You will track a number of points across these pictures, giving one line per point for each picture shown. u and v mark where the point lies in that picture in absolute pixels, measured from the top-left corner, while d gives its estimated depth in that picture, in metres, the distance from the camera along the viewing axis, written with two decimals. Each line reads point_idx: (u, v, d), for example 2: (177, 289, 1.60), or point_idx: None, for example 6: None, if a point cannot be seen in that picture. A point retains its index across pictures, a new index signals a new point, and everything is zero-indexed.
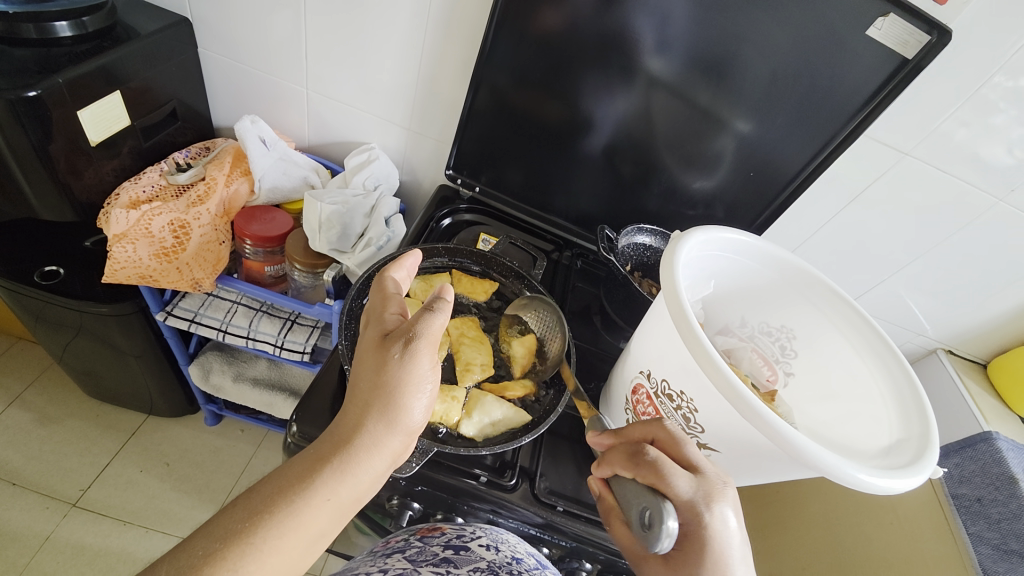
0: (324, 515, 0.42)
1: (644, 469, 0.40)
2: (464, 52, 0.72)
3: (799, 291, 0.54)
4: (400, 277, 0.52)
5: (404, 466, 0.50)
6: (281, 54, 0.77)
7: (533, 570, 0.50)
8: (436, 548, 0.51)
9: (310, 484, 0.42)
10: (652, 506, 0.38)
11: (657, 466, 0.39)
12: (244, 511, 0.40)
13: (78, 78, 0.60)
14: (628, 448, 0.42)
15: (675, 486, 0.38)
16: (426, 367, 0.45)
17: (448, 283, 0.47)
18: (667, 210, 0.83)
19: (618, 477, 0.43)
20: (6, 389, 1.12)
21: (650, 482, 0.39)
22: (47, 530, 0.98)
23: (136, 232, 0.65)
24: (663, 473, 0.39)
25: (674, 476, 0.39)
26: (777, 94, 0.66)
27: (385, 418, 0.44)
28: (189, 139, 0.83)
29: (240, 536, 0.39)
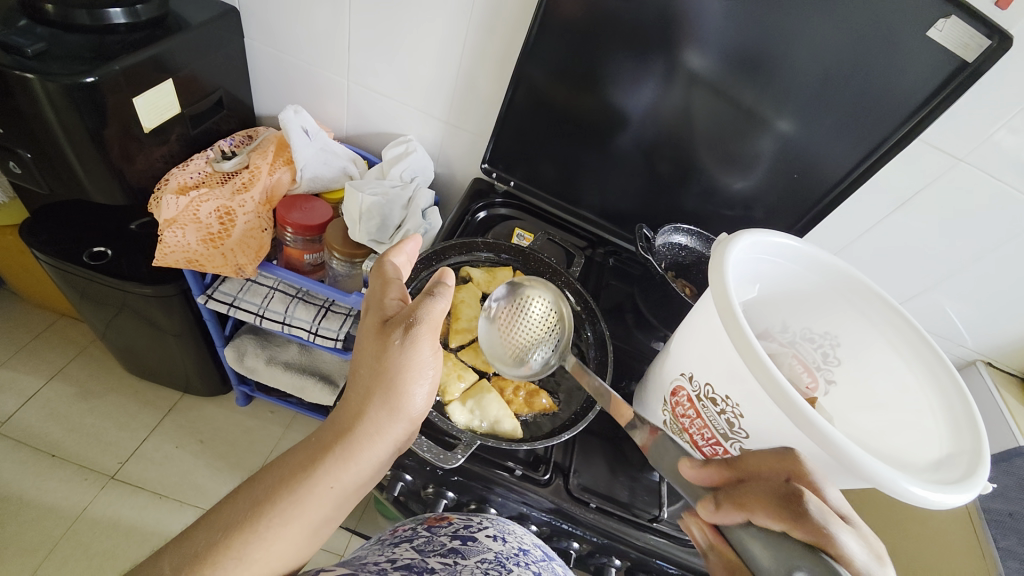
0: (326, 500, 0.45)
1: (798, 522, 0.35)
2: (506, 45, 0.72)
3: (847, 299, 0.53)
4: (400, 263, 0.54)
5: (450, 458, 0.52)
6: (325, 44, 0.78)
7: (541, 561, 0.50)
8: (444, 537, 0.50)
9: (313, 472, 0.45)
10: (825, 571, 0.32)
11: (820, 521, 0.34)
12: (249, 500, 0.44)
13: (134, 66, 0.61)
14: (772, 492, 0.37)
15: (842, 547, 0.34)
16: (427, 353, 0.47)
17: (448, 268, 0.48)
18: (704, 210, 0.82)
19: (748, 527, 0.38)
20: (51, 363, 1.17)
21: (808, 540, 0.34)
22: (87, 500, 1.03)
23: (185, 217, 0.67)
24: (826, 529, 0.34)
25: (838, 534, 0.34)
26: (826, 95, 0.65)
27: (387, 404, 0.46)
28: (232, 127, 0.84)
29: (245, 524, 0.42)
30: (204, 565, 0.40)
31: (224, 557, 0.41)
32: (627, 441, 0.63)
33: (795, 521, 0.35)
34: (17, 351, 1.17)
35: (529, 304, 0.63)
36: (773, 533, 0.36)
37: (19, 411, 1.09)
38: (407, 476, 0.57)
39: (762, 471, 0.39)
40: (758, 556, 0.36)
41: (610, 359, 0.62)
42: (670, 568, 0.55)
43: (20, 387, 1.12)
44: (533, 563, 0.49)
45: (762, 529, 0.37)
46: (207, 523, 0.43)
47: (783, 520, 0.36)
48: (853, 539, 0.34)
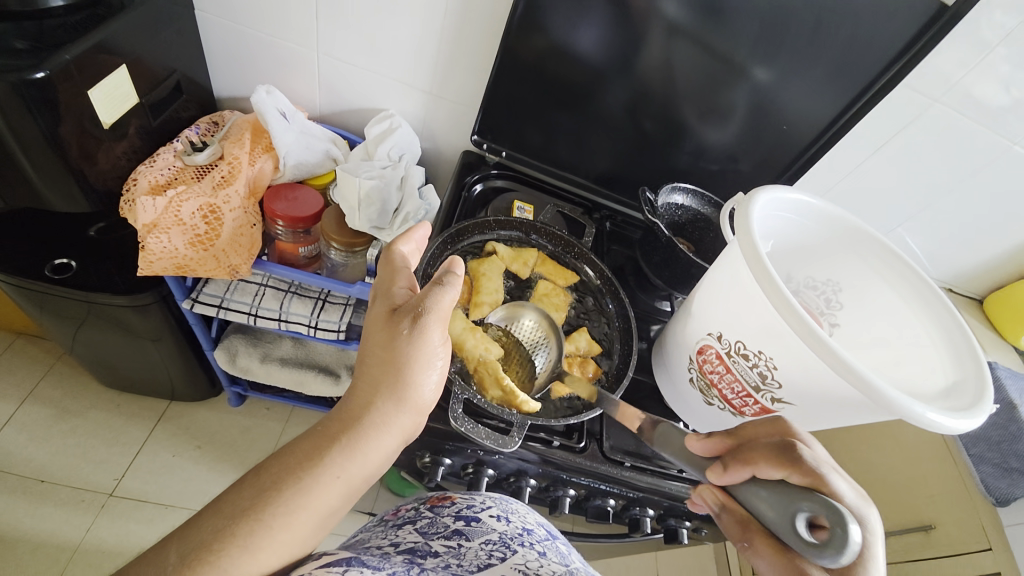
0: (334, 491, 0.43)
1: (797, 467, 0.39)
2: (491, 7, 0.68)
3: (849, 247, 0.56)
4: (410, 251, 0.50)
5: (508, 442, 0.53)
6: (290, 15, 0.71)
7: (544, 540, 0.51)
8: (447, 519, 0.52)
9: (320, 461, 0.42)
10: (821, 507, 0.36)
11: (817, 466, 0.39)
12: (254, 490, 0.40)
13: (84, 54, 0.54)
14: (772, 445, 0.41)
15: (837, 488, 0.38)
16: (436, 341, 0.46)
17: (456, 257, 0.47)
18: (696, 168, 0.83)
19: (754, 482, 0.41)
20: (18, 385, 1.08)
21: (807, 483, 0.38)
22: (89, 521, 0.99)
23: (167, 220, 0.61)
24: (820, 472, 0.38)
25: (831, 478, 0.38)
26: (814, 45, 0.65)
27: (395, 394, 0.45)
28: (193, 114, 0.77)
29: (249, 514, 0.39)
30: (206, 561, 0.36)
31: (230, 548, 0.37)
32: (648, 400, 0.66)
33: (795, 466, 0.39)
34: None
35: (532, 323, 0.66)
36: (776, 483, 0.40)
37: None
38: (446, 460, 0.57)
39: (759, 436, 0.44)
40: (765, 505, 0.39)
41: (633, 327, 0.64)
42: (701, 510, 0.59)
43: None
44: (535, 543, 0.49)
45: (767, 482, 0.40)
46: (209, 513, 0.39)
47: (784, 466, 0.40)
48: (845, 484, 0.38)
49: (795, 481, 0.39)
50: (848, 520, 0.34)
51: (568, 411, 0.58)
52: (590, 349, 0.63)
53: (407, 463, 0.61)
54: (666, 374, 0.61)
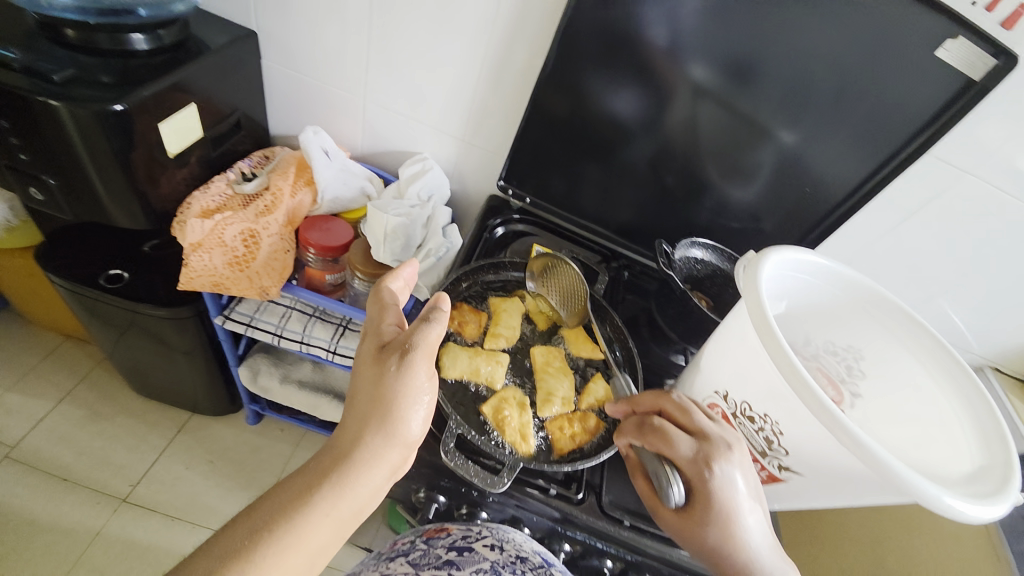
0: (324, 528, 0.44)
1: (649, 438, 0.48)
2: (523, 66, 0.73)
3: (871, 314, 0.55)
4: (399, 288, 0.53)
5: (496, 483, 0.52)
6: (343, 66, 0.80)
7: (539, 568, 0.53)
8: (440, 550, 0.54)
9: (311, 498, 0.44)
10: (660, 471, 0.46)
11: (660, 433, 0.47)
12: (245, 530, 0.42)
13: (160, 91, 0.62)
14: (636, 420, 0.50)
15: (678, 449, 0.45)
16: (422, 377, 0.47)
17: (443, 293, 0.49)
18: (716, 223, 0.84)
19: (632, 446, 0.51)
20: (57, 386, 1.14)
21: (654, 448, 0.47)
22: (99, 524, 1.01)
23: (211, 241, 0.67)
24: (664, 439, 0.46)
25: (672, 441, 0.46)
26: (837, 111, 0.66)
27: (382, 430, 0.46)
28: (248, 148, 0.84)
29: (240, 553, 0.40)
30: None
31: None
32: None
33: (646, 436, 0.48)
34: (18, 378, 1.13)
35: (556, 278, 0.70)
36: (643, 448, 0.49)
37: (24, 437, 1.06)
38: (440, 498, 0.57)
39: (643, 406, 0.52)
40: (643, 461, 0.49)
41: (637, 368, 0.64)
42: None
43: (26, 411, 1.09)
44: (529, 573, 0.53)
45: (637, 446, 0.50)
46: (201, 555, 0.40)
47: (642, 436, 0.49)
48: (686, 442, 0.46)
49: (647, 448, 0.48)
50: (667, 482, 0.45)
51: (565, 459, 0.57)
52: (607, 401, 0.62)
53: (403, 497, 0.61)
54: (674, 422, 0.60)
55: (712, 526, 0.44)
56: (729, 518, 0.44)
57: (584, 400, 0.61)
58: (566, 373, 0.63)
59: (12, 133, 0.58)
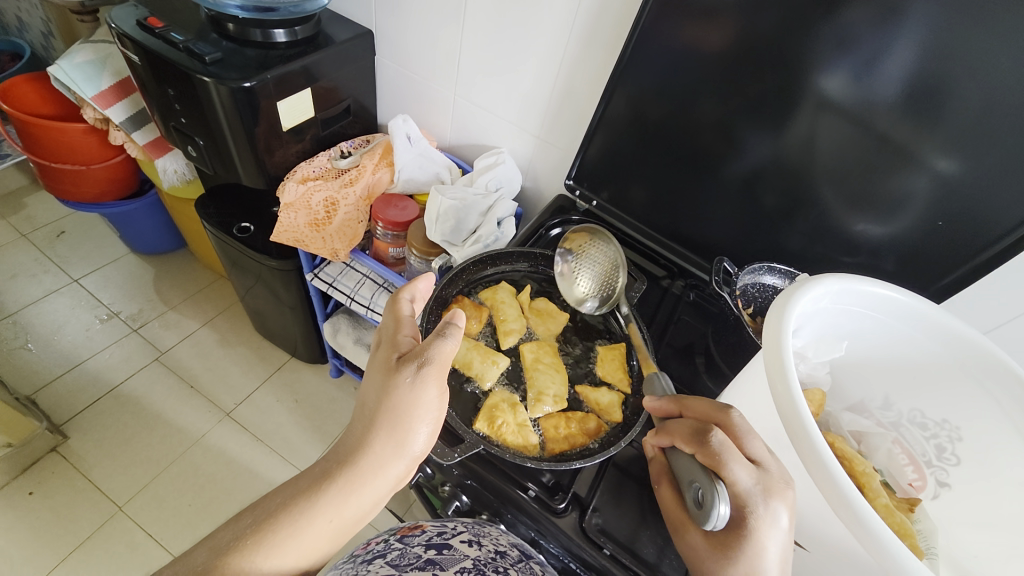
0: (327, 532, 0.45)
1: (701, 448, 0.39)
2: (601, 62, 0.72)
3: (978, 383, 0.41)
4: (414, 299, 0.53)
5: (446, 454, 0.52)
6: (439, 62, 0.87)
7: (517, 563, 0.52)
8: (418, 549, 0.53)
9: (316, 502, 0.45)
10: (706, 485, 0.37)
11: (718, 450, 0.37)
12: (249, 519, 0.45)
13: (283, 76, 0.74)
14: (693, 424, 0.41)
15: (733, 474, 0.36)
16: (434, 392, 0.47)
17: (460, 309, 0.49)
18: (812, 252, 0.69)
19: (674, 450, 0.42)
20: (204, 312, 1.43)
21: (706, 461, 0.38)
22: (205, 429, 1.23)
23: (300, 203, 0.79)
24: (721, 456, 0.37)
25: (733, 462, 0.37)
26: (988, 124, 0.51)
27: (390, 441, 0.46)
28: (356, 132, 0.97)
29: (241, 548, 0.42)
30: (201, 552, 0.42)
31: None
32: None
33: (699, 446, 0.39)
34: (182, 300, 1.44)
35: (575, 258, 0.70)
36: (688, 456, 0.40)
37: (174, 346, 1.35)
38: (427, 469, 0.61)
39: (693, 412, 0.43)
40: (679, 472, 0.41)
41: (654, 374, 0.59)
42: None
43: (180, 326, 1.39)
44: (509, 568, 0.52)
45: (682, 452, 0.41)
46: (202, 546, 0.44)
47: (695, 445, 0.39)
48: (744, 470, 0.36)
49: (698, 458, 0.39)
50: (717, 502, 0.36)
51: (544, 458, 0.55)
52: (609, 409, 0.59)
53: None
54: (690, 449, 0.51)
55: (740, 566, 0.35)
56: (767, 565, 0.35)
57: (583, 396, 0.60)
58: (558, 368, 0.62)
59: (179, 100, 0.76)
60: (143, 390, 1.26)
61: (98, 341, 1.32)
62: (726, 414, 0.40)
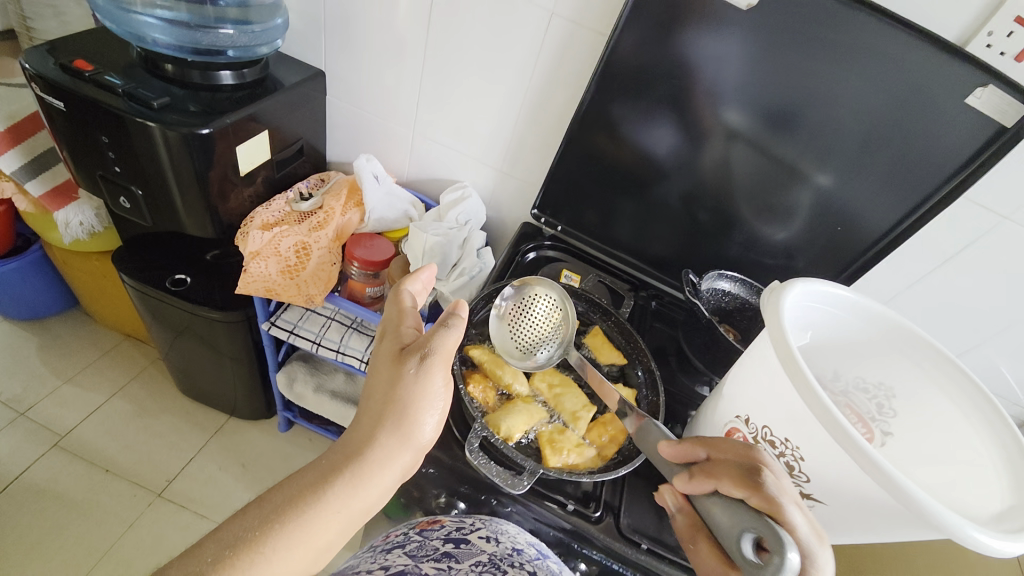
0: (335, 526, 0.43)
1: (755, 490, 0.39)
2: (559, 104, 0.79)
3: (901, 349, 0.54)
4: (416, 291, 0.54)
5: (517, 483, 0.54)
6: (396, 102, 0.88)
7: (534, 560, 0.52)
8: (436, 542, 0.53)
9: (321, 495, 0.43)
10: (767, 531, 0.36)
11: (775, 494, 0.38)
12: (257, 512, 0.42)
13: (239, 120, 0.70)
14: (738, 465, 0.40)
15: (791, 519, 0.37)
16: (440, 382, 0.47)
17: (462, 299, 0.50)
18: (746, 258, 0.83)
19: (715, 496, 0.41)
20: (112, 381, 1.23)
21: (762, 506, 0.38)
22: (134, 516, 1.06)
23: (268, 250, 0.75)
24: (779, 500, 0.37)
25: (789, 507, 0.37)
26: (870, 154, 0.66)
27: (398, 431, 0.46)
28: (307, 171, 0.93)
29: (250, 544, 0.40)
30: None
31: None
32: None
33: (754, 489, 0.39)
34: (79, 371, 1.23)
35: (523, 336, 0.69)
36: (735, 502, 0.39)
37: (77, 426, 1.14)
38: (460, 504, 0.60)
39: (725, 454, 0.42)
40: (721, 522, 0.40)
41: (660, 384, 0.65)
42: None
43: (82, 402, 1.18)
44: (527, 563, 0.51)
45: (726, 497, 0.40)
46: (211, 540, 0.40)
47: (746, 489, 0.39)
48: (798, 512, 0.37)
49: (751, 503, 0.38)
50: (789, 548, 0.34)
51: (609, 467, 0.58)
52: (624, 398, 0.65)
53: (423, 502, 0.63)
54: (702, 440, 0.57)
55: None
56: None
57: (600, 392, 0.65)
58: (572, 384, 0.66)
59: (114, 147, 0.68)
60: (43, 485, 1.05)
61: None
62: (757, 452, 0.41)
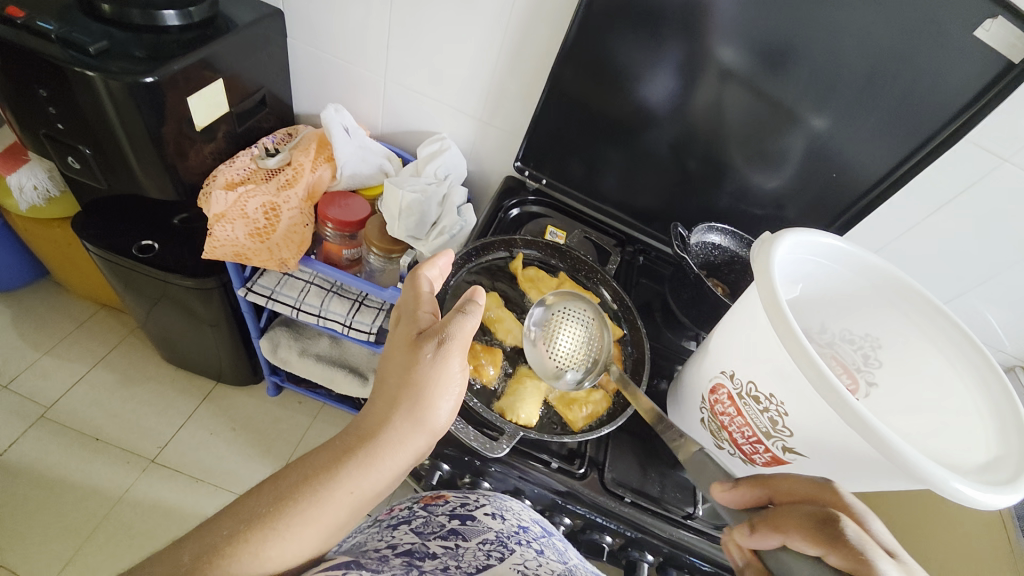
0: (346, 505, 0.43)
1: (836, 546, 0.34)
2: (540, 45, 0.73)
3: (891, 300, 0.53)
4: (433, 276, 0.53)
5: (496, 447, 0.54)
6: (364, 46, 0.81)
7: (539, 537, 0.50)
8: (442, 518, 0.51)
9: (335, 474, 0.43)
10: None
11: (860, 548, 0.34)
12: (267, 499, 0.42)
13: (189, 68, 0.64)
14: (806, 516, 0.36)
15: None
16: (456, 368, 0.47)
17: (480, 286, 0.49)
18: (736, 209, 0.80)
19: (787, 551, 0.37)
20: (92, 351, 1.20)
21: (846, 564, 0.34)
22: (129, 482, 1.07)
23: (234, 212, 0.70)
24: (866, 554, 0.33)
25: (879, 562, 0.33)
26: (871, 95, 0.62)
27: (412, 416, 0.46)
28: (272, 125, 0.87)
29: (264, 520, 0.40)
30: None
31: (241, 551, 0.39)
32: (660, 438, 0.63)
33: (833, 544, 0.34)
34: (56, 341, 1.20)
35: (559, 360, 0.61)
36: (810, 559, 0.35)
37: (61, 397, 1.13)
38: (444, 466, 0.59)
39: (794, 500, 0.39)
40: None
41: (645, 340, 0.64)
42: (703, 565, 0.56)
43: (63, 373, 1.16)
44: (532, 541, 0.49)
45: (800, 552, 0.36)
46: (226, 516, 0.41)
47: (822, 547, 0.35)
48: (891, 569, 0.33)
49: (831, 561, 0.34)
50: None
51: (614, 412, 0.61)
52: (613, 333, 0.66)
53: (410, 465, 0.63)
54: (686, 399, 0.56)
55: None
56: None
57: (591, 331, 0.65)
58: None
59: (53, 101, 0.62)
60: (32, 456, 1.05)
61: None
62: (832, 496, 0.38)
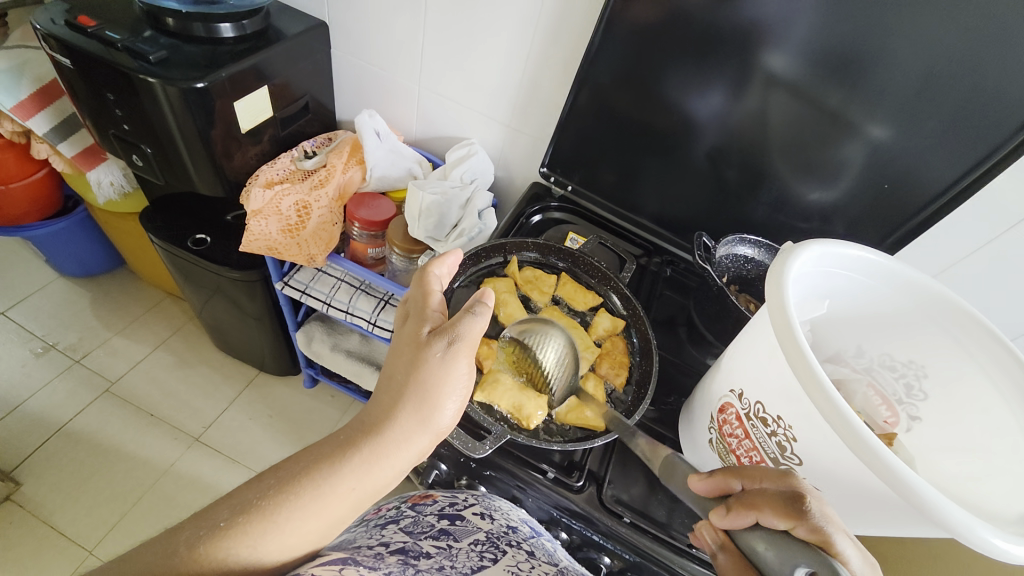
0: (348, 501, 0.43)
1: (803, 521, 0.34)
2: (567, 50, 0.73)
3: (936, 323, 0.47)
4: (442, 274, 0.53)
5: (477, 447, 0.53)
6: (400, 55, 0.85)
7: (528, 537, 0.50)
8: (431, 518, 0.50)
9: (338, 469, 0.43)
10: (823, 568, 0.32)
11: (823, 521, 0.34)
12: (273, 480, 0.42)
13: (237, 76, 0.69)
14: (776, 493, 0.35)
15: (842, 549, 0.33)
16: (463, 368, 0.47)
17: (489, 287, 0.48)
18: (774, 221, 0.74)
19: (758, 530, 0.36)
20: (156, 334, 1.33)
21: (810, 537, 0.33)
22: (174, 457, 1.15)
23: (269, 209, 0.75)
24: (829, 530, 0.33)
25: (839, 534, 0.33)
26: (927, 97, 0.56)
27: (418, 414, 0.46)
28: (315, 130, 0.93)
29: (262, 511, 0.40)
30: None
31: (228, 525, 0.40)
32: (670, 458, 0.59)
33: (801, 519, 0.34)
34: (126, 324, 1.33)
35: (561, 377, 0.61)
36: (778, 535, 0.35)
37: (126, 373, 1.25)
38: (441, 466, 0.60)
39: (760, 482, 0.37)
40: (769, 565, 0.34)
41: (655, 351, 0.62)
42: None
43: (130, 352, 1.28)
44: (522, 541, 0.49)
45: (770, 531, 0.35)
46: (223, 505, 0.40)
47: (789, 518, 0.34)
48: (847, 542, 0.34)
49: (799, 534, 0.34)
50: None
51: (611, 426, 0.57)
52: (614, 329, 0.65)
53: None
54: (696, 417, 0.53)
55: None
56: None
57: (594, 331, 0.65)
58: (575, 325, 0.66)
59: (120, 105, 0.70)
60: (98, 425, 1.16)
61: (37, 378, 1.20)
62: (794, 477, 0.36)
